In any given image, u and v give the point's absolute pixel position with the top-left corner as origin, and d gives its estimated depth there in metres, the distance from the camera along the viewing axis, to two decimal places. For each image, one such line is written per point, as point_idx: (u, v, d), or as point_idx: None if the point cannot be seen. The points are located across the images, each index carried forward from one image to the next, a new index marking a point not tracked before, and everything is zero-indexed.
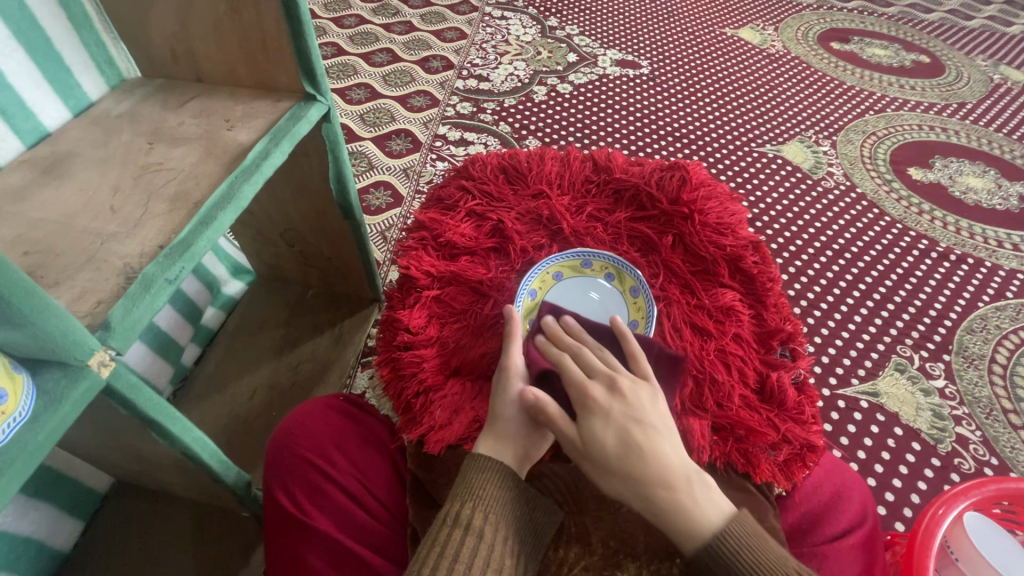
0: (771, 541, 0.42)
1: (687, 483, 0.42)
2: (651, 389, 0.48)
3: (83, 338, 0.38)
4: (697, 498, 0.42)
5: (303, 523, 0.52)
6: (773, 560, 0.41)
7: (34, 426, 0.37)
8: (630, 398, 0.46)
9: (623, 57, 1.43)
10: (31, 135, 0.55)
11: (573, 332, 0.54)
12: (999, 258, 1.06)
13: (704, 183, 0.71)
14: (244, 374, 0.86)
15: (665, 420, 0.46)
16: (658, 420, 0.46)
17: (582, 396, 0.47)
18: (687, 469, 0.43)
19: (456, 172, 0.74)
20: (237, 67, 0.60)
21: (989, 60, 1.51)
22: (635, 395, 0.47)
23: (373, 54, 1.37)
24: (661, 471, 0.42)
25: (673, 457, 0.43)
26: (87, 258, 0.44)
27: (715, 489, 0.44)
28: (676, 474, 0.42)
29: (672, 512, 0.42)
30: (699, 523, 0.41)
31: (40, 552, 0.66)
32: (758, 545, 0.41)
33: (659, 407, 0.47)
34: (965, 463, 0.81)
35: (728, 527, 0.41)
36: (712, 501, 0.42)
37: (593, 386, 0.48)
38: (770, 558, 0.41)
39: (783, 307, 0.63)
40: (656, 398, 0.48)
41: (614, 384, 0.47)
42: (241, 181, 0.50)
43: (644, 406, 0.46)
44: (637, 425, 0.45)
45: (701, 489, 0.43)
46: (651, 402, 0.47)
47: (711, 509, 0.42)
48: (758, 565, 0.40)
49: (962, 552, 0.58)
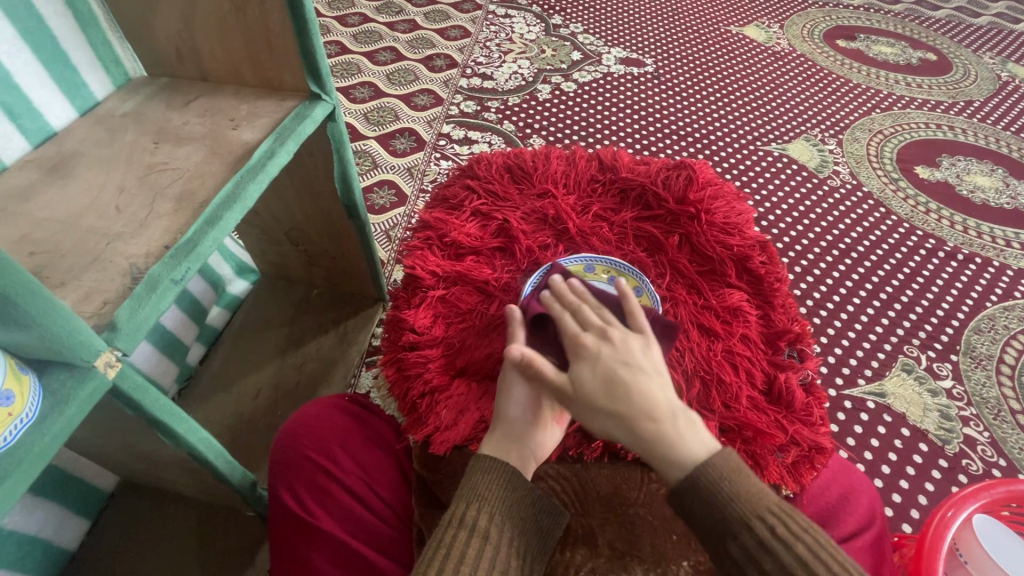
0: (754, 477, 0.40)
1: (671, 418, 0.42)
2: (645, 339, 0.47)
3: (90, 338, 0.38)
4: (681, 432, 0.41)
5: (309, 524, 0.52)
6: (751, 493, 0.38)
7: (41, 428, 0.37)
8: (619, 344, 0.46)
9: (627, 56, 1.42)
10: (37, 134, 0.55)
11: (577, 288, 0.54)
12: (1007, 257, 1.05)
13: (711, 182, 0.70)
14: (248, 373, 0.86)
15: (656, 365, 0.46)
16: (647, 363, 0.45)
17: (573, 345, 0.48)
18: (673, 407, 0.43)
19: (461, 172, 0.73)
20: (242, 66, 0.60)
21: (997, 58, 1.50)
22: (625, 341, 0.47)
23: (377, 53, 1.37)
24: (643, 406, 0.42)
25: (658, 395, 0.43)
26: (92, 258, 0.44)
27: (702, 428, 0.43)
28: (659, 409, 0.42)
29: (654, 444, 0.41)
30: (681, 455, 0.40)
31: (46, 552, 0.66)
32: (740, 477, 0.39)
33: (652, 355, 0.46)
34: (973, 464, 0.80)
35: (711, 460, 0.40)
36: (697, 435, 0.42)
37: (585, 334, 0.48)
38: (750, 490, 0.39)
39: (791, 307, 0.62)
40: (649, 346, 0.47)
41: (605, 333, 0.47)
42: (246, 181, 0.50)
43: (633, 351, 0.46)
44: (624, 366, 0.45)
45: (687, 425, 0.42)
46: (641, 348, 0.46)
47: (694, 443, 0.41)
48: (738, 496, 0.38)
49: (972, 555, 0.58)
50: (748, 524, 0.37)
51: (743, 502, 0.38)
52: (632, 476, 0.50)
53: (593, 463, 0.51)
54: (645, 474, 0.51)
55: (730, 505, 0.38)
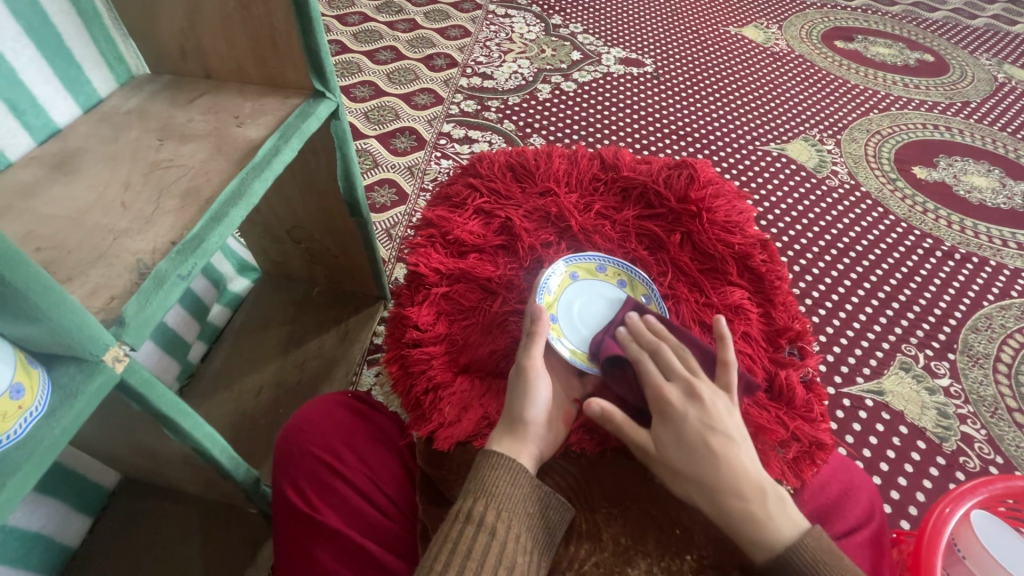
0: (847, 558, 0.42)
1: (761, 495, 0.43)
2: (731, 401, 0.48)
3: (98, 332, 0.38)
4: (771, 510, 0.43)
5: (312, 519, 0.53)
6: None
7: (49, 421, 0.37)
8: (708, 406, 0.47)
9: (626, 56, 1.42)
10: (41, 131, 0.55)
11: (657, 329, 0.54)
12: (1004, 257, 1.06)
13: (712, 181, 0.71)
14: (250, 371, 0.86)
15: (743, 432, 0.46)
16: (735, 430, 0.46)
17: (658, 400, 0.48)
18: (763, 482, 0.44)
19: (463, 170, 0.74)
20: (247, 65, 0.60)
21: (993, 60, 1.51)
22: (715, 403, 0.47)
23: (377, 52, 1.37)
24: (735, 483, 0.43)
25: (749, 469, 0.44)
26: (99, 253, 0.45)
27: (790, 503, 0.44)
28: (750, 485, 0.43)
29: (744, 521, 0.42)
30: (771, 536, 0.42)
31: (48, 549, 0.66)
32: (833, 560, 0.41)
33: (737, 420, 0.47)
34: (970, 461, 0.81)
35: (802, 541, 0.41)
36: (786, 514, 0.43)
37: (671, 390, 0.48)
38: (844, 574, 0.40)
39: (792, 305, 0.63)
40: (735, 410, 0.48)
41: (692, 390, 0.48)
42: (251, 178, 0.50)
43: (723, 416, 0.46)
44: (714, 434, 0.45)
45: (776, 502, 0.43)
46: (729, 413, 0.47)
47: (784, 523, 0.42)
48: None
49: (970, 550, 0.58)
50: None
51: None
52: (635, 471, 0.51)
53: (596, 459, 0.52)
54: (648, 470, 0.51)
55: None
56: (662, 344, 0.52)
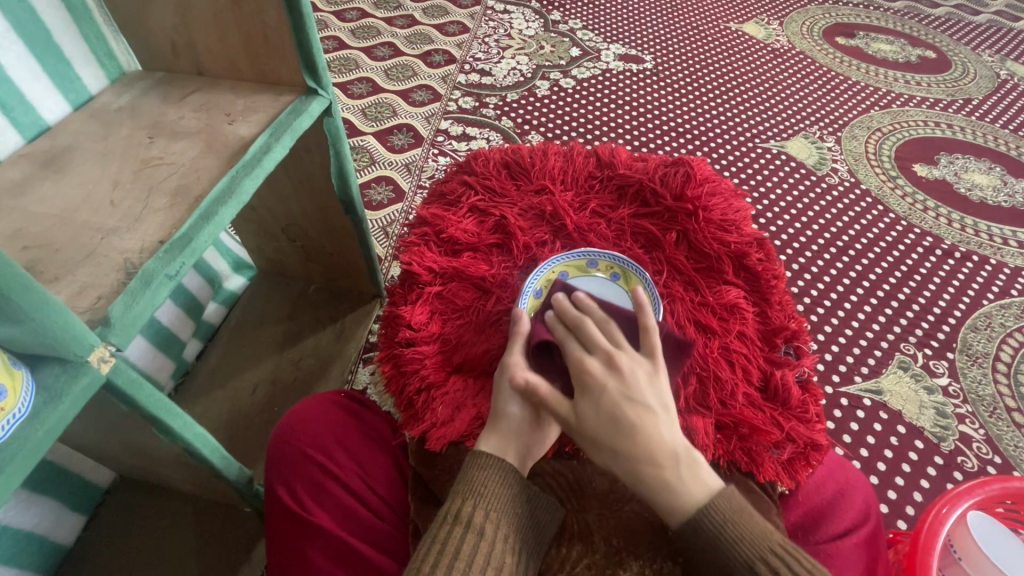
0: (757, 515, 0.42)
1: (675, 462, 0.42)
2: (655, 368, 0.47)
3: (83, 333, 0.38)
4: (685, 476, 0.42)
5: (303, 518, 0.53)
6: (757, 536, 0.41)
7: (33, 423, 0.36)
8: (627, 377, 0.45)
9: (626, 52, 1.42)
10: (31, 129, 0.54)
11: (583, 304, 0.52)
12: (1004, 255, 1.05)
13: (709, 179, 0.70)
14: (245, 369, 0.86)
15: (664, 399, 0.45)
16: (655, 399, 0.45)
17: (579, 374, 0.47)
18: (678, 449, 0.43)
19: (459, 167, 0.73)
20: (240, 61, 0.60)
21: (996, 56, 1.50)
22: (635, 373, 0.46)
23: (376, 48, 1.36)
24: (650, 452, 0.42)
25: (666, 436, 0.43)
26: (87, 252, 0.44)
27: (705, 467, 0.44)
28: (666, 453, 0.42)
29: (656, 488, 0.42)
30: (684, 502, 0.42)
31: (42, 548, 0.66)
32: (744, 521, 0.41)
33: (660, 387, 0.46)
34: (968, 461, 0.81)
35: (714, 503, 0.41)
36: (700, 479, 0.42)
37: (592, 362, 0.47)
38: (753, 533, 0.41)
39: (788, 304, 0.62)
40: (659, 377, 0.46)
41: (613, 362, 0.46)
42: (242, 175, 0.50)
43: (642, 385, 0.45)
44: (631, 404, 0.44)
45: (690, 467, 0.43)
46: (650, 382, 0.46)
47: (697, 487, 0.42)
48: (741, 540, 0.41)
49: (965, 551, 0.58)
50: (752, 567, 0.40)
51: (746, 547, 0.40)
52: None
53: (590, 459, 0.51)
54: None
55: (731, 550, 0.40)
56: (585, 318, 0.50)
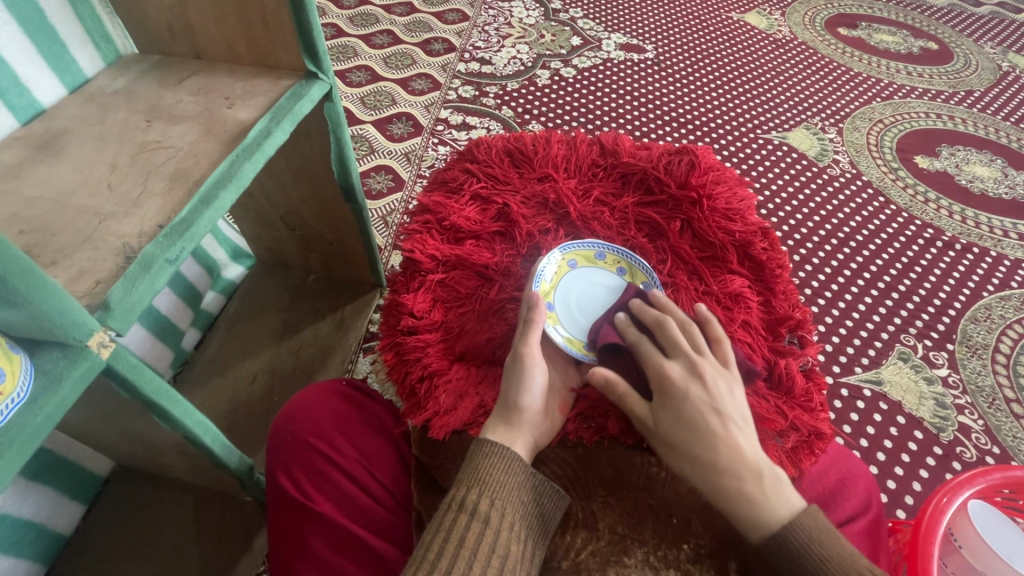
0: (843, 539, 0.42)
1: (757, 476, 0.43)
2: (733, 377, 0.48)
3: (83, 317, 0.37)
4: (767, 491, 0.43)
5: (304, 506, 0.52)
6: (845, 558, 0.40)
7: (32, 409, 0.36)
8: (710, 385, 0.47)
9: (627, 42, 1.40)
10: (26, 111, 0.53)
11: (662, 304, 0.54)
12: (1004, 247, 1.05)
13: (713, 167, 0.70)
14: (245, 359, 0.85)
15: (743, 410, 0.47)
16: (735, 411, 0.46)
17: (661, 379, 0.48)
18: (760, 464, 0.44)
19: (460, 155, 0.72)
20: (238, 44, 0.59)
21: (998, 48, 1.49)
22: (717, 383, 0.47)
23: (374, 36, 1.34)
24: (732, 462, 0.43)
25: (746, 449, 0.44)
26: (84, 237, 0.43)
27: (786, 484, 0.44)
28: (748, 467, 0.43)
29: (737, 499, 0.43)
30: (766, 517, 0.42)
31: (41, 537, 0.65)
32: (830, 540, 0.41)
33: (738, 398, 0.47)
34: (967, 451, 0.81)
35: (798, 520, 0.41)
36: (782, 496, 0.43)
37: (673, 367, 0.48)
38: (840, 554, 0.40)
39: (792, 294, 0.62)
40: (737, 387, 0.48)
41: (695, 368, 0.48)
42: (242, 160, 0.49)
43: (724, 395, 0.46)
44: (714, 413, 0.45)
45: (772, 482, 0.43)
46: (730, 391, 0.47)
47: (780, 503, 0.42)
48: (829, 559, 0.40)
49: (966, 539, 0.58)
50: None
51: (834, 567, 0.40)
52: (633, 460, 0.51)
53: (593, 447, 0.51)
54: (645, 459, 0.51)
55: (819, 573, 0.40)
56: (666, 318, 0.51)
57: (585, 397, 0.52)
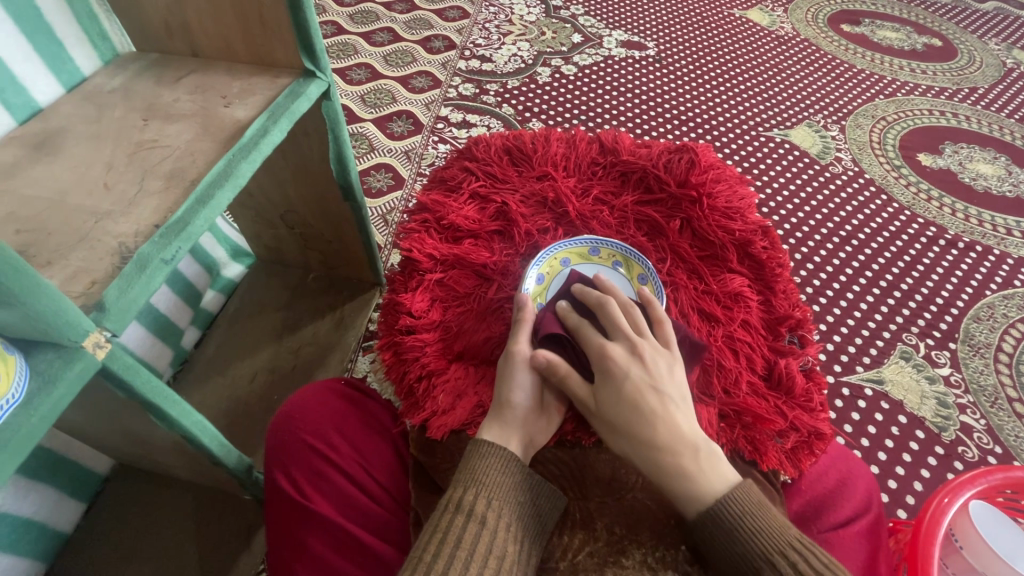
0: (775, 512, 0.42)
1: (693, 450, 0.43)
2: (673, 358, 0.49)
3: (78, 318, 0.37)
4: (704, 465, 0.43)
5: (302, 506, 0.52)
6: (775, 529, 0.40)
7: (28, 409, 0.36)
8: (649, 363, 0.47)
9: (628, 39, 1.40)
10: (23, 110, 0.53)
11: (606, 288, 0.54)
12: (1008, 246, 1.05)
13: (713, 166, 0.69)
14: (243, 358, 0.85)
15: (681, 388, 0.47)
16: (674, 389, 0.46)
17: (601, 358, 0.48)
18: (697, 439, 0.43)
19: (459, 154, 0.72)
20: (235, 42, 0.59)
21: (1002, 44, 1.48)
22: (656, 362, 0.47)
23: (375, 33, 1.34)
24: (669, 438, 0.43)
25: (683, 425, 0.44)
26: (81, 237, 0.43)
27: (723, 460, 0.44)
28: (684, 442, 0.43)
29: (673, 474, 0.42)
30: (702, 491, 0.42)
31: (41, 535, 0.66)
32: (761, 513, 0.41)
33: (678, 377, 0.47)
34: (969, 451, 0.81)
35: (732, 494, 0.41)
36: (718, 470, 0.43)
37: (613, 347, 0.48)
38: (771, 525, 0.40)
39: (792, 292, 0.62)
40: (677, 366, 0.48)
41: (635, 349, 0.48)
42: (239, 159, 0.49)
43: (662, 373, 0.47)
44: (652, 390, 0.45)
45: (708, 458, 0.43)
46: (669, 370, 0.47)
47: (715, 478, 0.42)
48: (758, 531, 0.40)
49: (967, 540, 0.57)
50: (770, 560, 0.39)
51: (764, 539, 0.40)
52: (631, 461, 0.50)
53: (591, 448, 0.51)
54: None
55: (749, 544, 0.40)
56: (607, 300, 0.52)
57: None
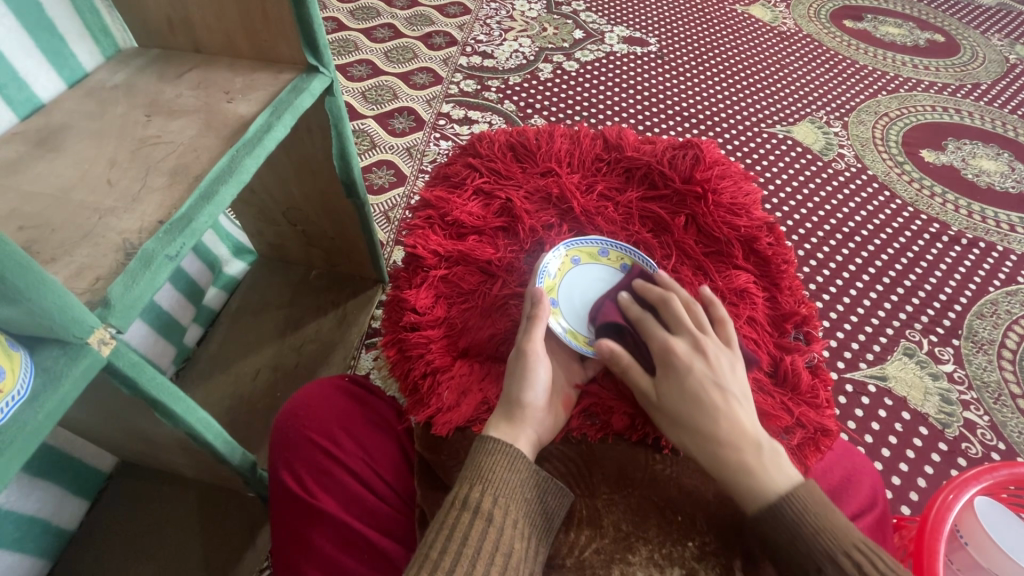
0: (840, 514, 0.42)
1: (757, 447, 0.44)
2: (734, 356, 0.49)
3: (83, 315, 0.37)
4: (766, 462, 0.44)
5: (308, 503, 0.52)
6: (839, 529, 0.40)
7: (33, 406, 0.36)
8: (713, 360, 0.48)
9: (630, 35, 1.39)
10: (25, 106, 0.53)
11: (668, 285, 0.55)
12: (1011, 242, 1.04)
13: (718, 162, 0.69)
14: (247, 355, 0.85)
15: (744, 387, 0.48)
16: (737, 388, 0.47)
17: (664, 353, 0.49)
18: (759, 437, 0.44)
19: (462, 150, 0.72)
20: (237, 37, 0.58)
21: (1005, 40, 1.48)
22: (720, 360, 0.48)
23: (376, 30, 1.34)
24: (732, 432, 0.44)
25: (746, 423, 0.45)
26: (84, 233, 0.43)
27: (785, 460, 0.45)
28: (747, 438, 0.44)
29: (736, 469, 0.43)
30: (765, 487, 0.42)
31: (45, 532, 0.66)
32: (824, 511, 0.41)
33: (740, 376, 0.48)
34: (972, 447, 0.80)
35: (795, 490, 0.42)
36: (781, 468, 0.43)
37: (677, 343, 0.49)
38: (834, 526, 0.40)
39: (798, 289, 0.62)
40: (738, 366, 0.49)
41: (699, 345, 0.49)
42: (242, 155, 0.49)
43: (726, 371, 0.47)
44: (716, 388, 0.46)
45: (771, 456, 0.44)
46: (732, 368, 0.48)
47: (778, 475, 0.43)
48: (823, 529, 0.40)
49: (972, 537, 0.57)
50: (834, 559, 0.39)
51: (828, 538, 0.40)
52: (636, 459, 0.50)
53: (597, 445, 0.51)
54: (649, 457, 0.50)
55: (813, 540, 0.40)
56: (670, 296, 0.53)
57: (588, 393, 0.52)
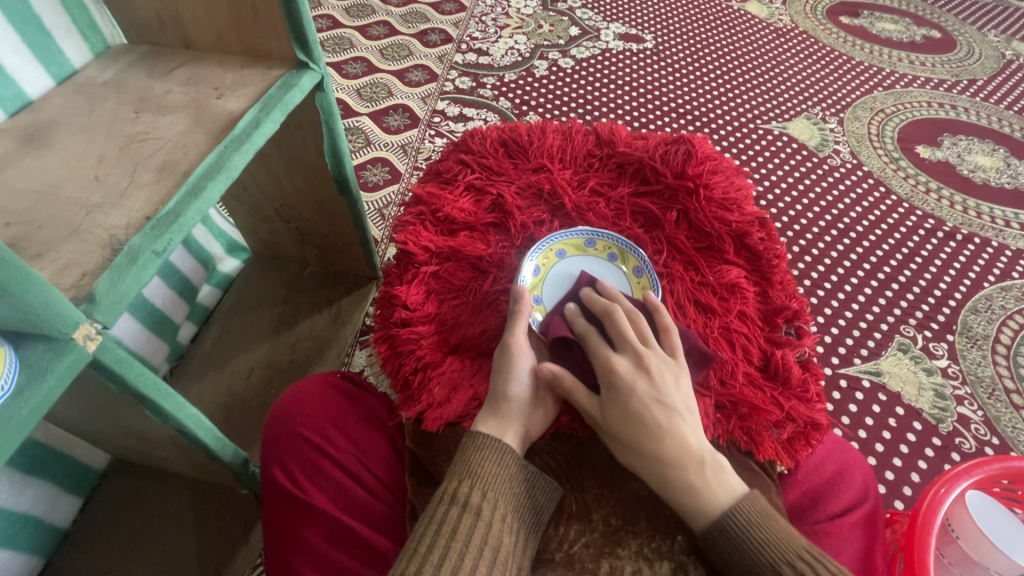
0: (783, 522, 0.41)
1: (700, 465, 0.42)
2: (679, 367, 0.48)
3: (68, 310, 0.37)
4: (710, 479, 0.42)
5: (298, 498, 0.52)
6: (782, 539, 0.40)
7: (18, 401, 0.36)
8: (655, 377, 0.46)
9: (626, 32, 1.39)
10: (13, 103, 0.53)
11: (612, 294, 0.53)
12: (1005, 237, 1.04)
13: (710, 157, 0.69)
14: (241, 352, 0.85)
15: (688, 400, 0.46)
16: (680, 402, 0.45)
17: (607, 372, 0.47)
18: (703, 453, 0.43)
19: (455, 146, 0.71)
20: (227, 34, 0.58)
21: (1002, 36, 1.48)
22: (662, 374, 0.46)
23: (371, 27, 1.33)
24: (676, 453, 0.43)
25: (691, 441, 0.43)
26: (71, 229, 0.43)
27: (729, 472, 0.44)
28: (691, 457, 0.42)
29: (680, 490, 0.42)
30: (707, 506, 0.41)
31: (37, 530, 0.66)
32: (766, 523, 0.40)
33: (684, 388, 0.47)
34: (966, 442, 0.81)
35: (738, 505, 0.41)
36: (725, 483, 0.42)
37: (619, 359, 0.47)
38: (778, 537, 0.40)
39: (789, 284, 0.62)
40: (683, 377, 0.47)
41: (642, 360, 0.47)
42: (230, 151, 0.49)
43: (668, 386, 0.46)
44: (658, 406, 0.44)
45: (715, 471, 0.43)
46: (675, 381, 0.46)
47: (722, 490, 0.42)
48: (767, 544, 0.40)
49: (962, 530, 0.58)
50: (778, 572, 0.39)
51: (772, 551, 0.39)
52: None
53: (588, 440, 0.51)
54: None
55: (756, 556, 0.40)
56: (614, 308, 0.51)
57: None
